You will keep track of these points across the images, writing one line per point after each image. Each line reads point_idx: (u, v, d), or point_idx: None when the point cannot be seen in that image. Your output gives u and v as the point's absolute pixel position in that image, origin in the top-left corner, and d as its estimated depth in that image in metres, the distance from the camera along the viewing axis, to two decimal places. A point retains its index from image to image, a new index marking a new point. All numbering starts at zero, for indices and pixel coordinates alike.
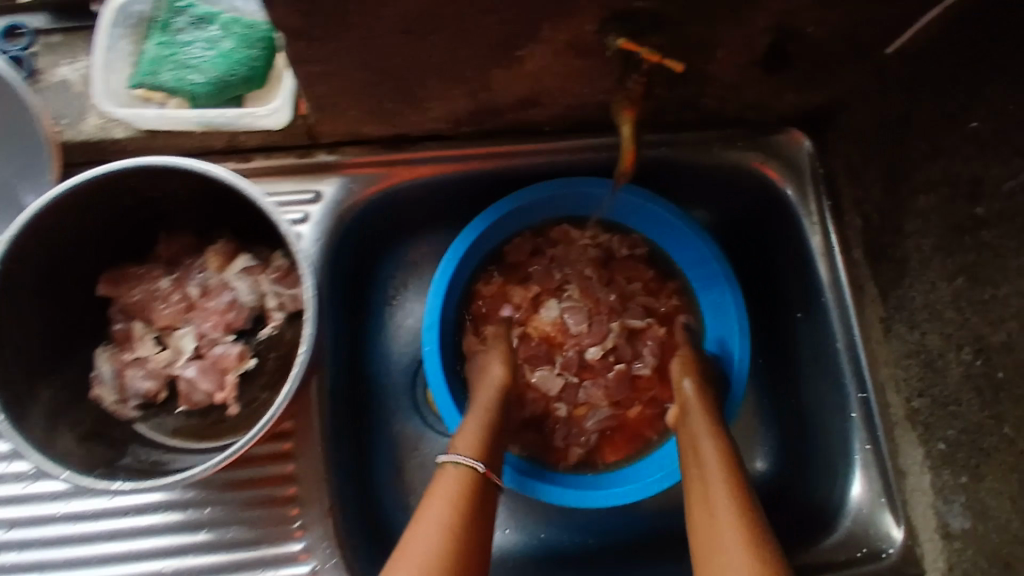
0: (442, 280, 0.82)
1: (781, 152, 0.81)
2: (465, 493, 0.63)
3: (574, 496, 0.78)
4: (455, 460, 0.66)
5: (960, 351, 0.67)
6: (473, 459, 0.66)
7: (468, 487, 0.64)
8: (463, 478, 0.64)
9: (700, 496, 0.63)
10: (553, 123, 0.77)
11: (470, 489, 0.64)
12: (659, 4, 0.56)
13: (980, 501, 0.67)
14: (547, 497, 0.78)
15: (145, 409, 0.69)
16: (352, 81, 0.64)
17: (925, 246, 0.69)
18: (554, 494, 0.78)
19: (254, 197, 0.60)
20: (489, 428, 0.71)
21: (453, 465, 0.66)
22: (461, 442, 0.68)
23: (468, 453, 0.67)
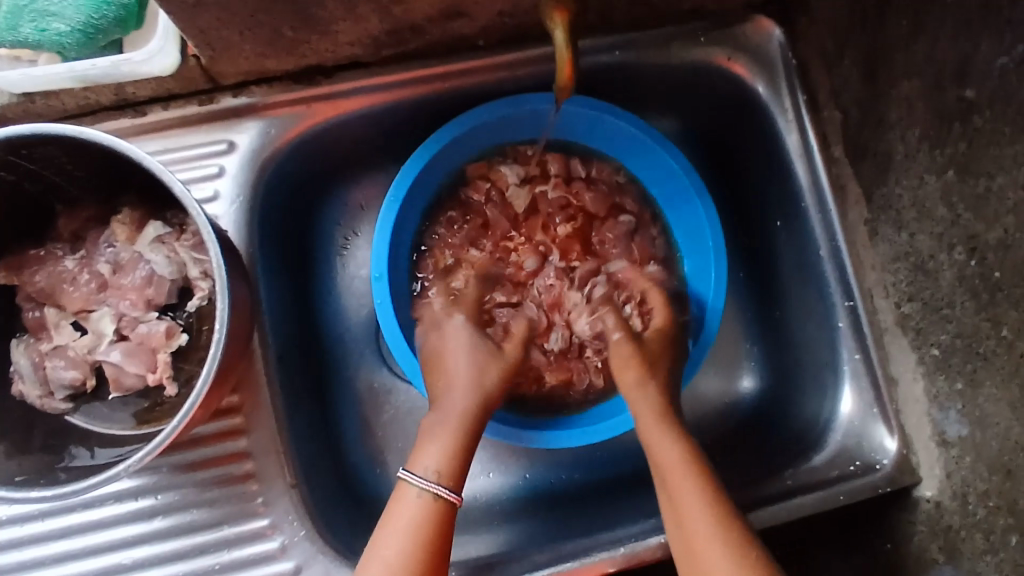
0: (388, 221, 0.73)
1: (748, 43, 0.73)
2: (422, 529, 0.58)
3: (560, 437, 0.72)
4: (434, 494, 0.60)
5: (952, 250, 0.60)
6: (438, 485, 0.60)
7: (432, 522, 0.59)
8: (427, 510, 0.59)
9: (673, 510, 0.60)
10: (488, 36, 0.68)
11: (439, 524, 0.59)
12: None
13: (978, 408, 0.61)
14: (540, 443, 0.72)
15: (74, 401, 0.64)
16: (235, 9, 0.55)
17: (910, 138, 0.62)
18: (546, 438, 0.72)
19: (140, 159, 0.53)
20: (462, 439, 0.64)
21: (416, 491, 0.60)
22: (431, 461, 0.62)
23: (436, 477, 0.61)
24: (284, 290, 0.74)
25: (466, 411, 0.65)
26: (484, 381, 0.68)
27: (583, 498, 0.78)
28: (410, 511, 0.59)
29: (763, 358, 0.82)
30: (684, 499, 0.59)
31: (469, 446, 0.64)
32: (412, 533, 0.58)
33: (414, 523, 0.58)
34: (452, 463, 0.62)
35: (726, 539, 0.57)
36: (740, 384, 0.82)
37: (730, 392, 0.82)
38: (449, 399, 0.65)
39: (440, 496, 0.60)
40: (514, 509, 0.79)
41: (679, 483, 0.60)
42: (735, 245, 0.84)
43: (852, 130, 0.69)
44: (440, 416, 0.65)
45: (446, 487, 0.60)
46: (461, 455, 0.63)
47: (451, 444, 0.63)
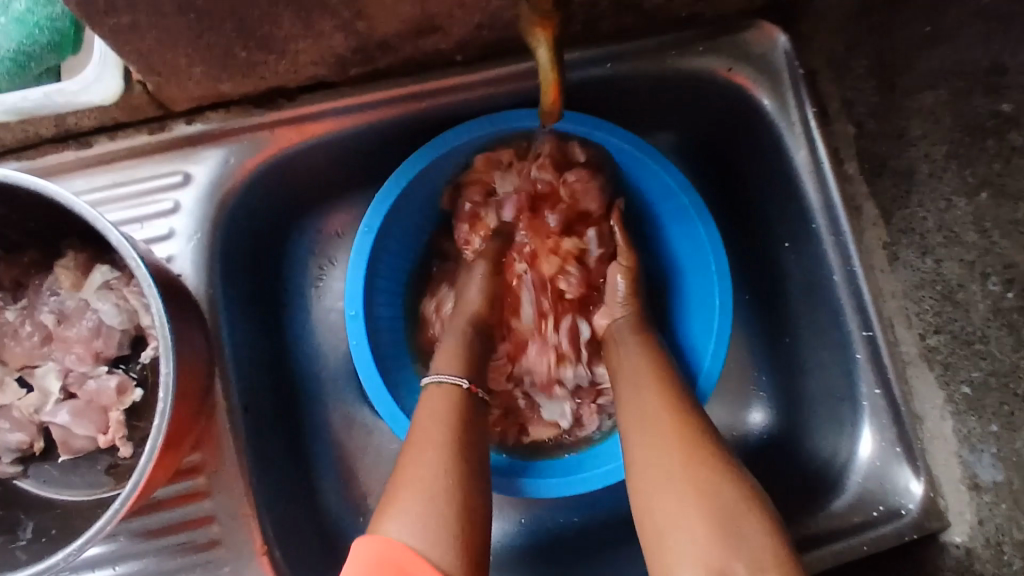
0: (363, 253, 0.68)
1: (752, 51, 0.66)
2: (451, 413, 0.57)
3: (556, 485, 0.66)
4: (454, 382, 0.60)
5: (985, 281, 0.55)
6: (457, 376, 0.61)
7: (455, 402, 0.58)
8: (447, 396, 0.59)
9: (632, 423, 0.57)
10: (466, 51, 0.62)
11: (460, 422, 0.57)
12: None
13: (1017, 452, 0.56)
14: (531, 492, 0.66)
15: (23, 463, 0.58)
16: (177, 30, 0.49)
17: (937, 155, 0.57)
18: (538, 487, 0.66)
19: (71, 204, 0.47)
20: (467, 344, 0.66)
21: (437, 383, 0.60)
22: (442, 361, 0.63)
23: (452, 371, 0.61)
24: (251, 333, 0.68)
25: (466, 327, 0.68)
26: (477, 298, 0.70)
27: (583, 545, 0.73)
28: (438, 400, 0.59)
29: (773, 390, 0.76)
30: (648, 410, 0.57)
31: (474, 349, 0.66)
32: (443, 416, 0.56)
33: (445, 409, 0.57)
34: (466, 364, 0.63)
35: (678, 428, 0.55)
36: (749, 417, 0.76)
37: (738, 425, 0.76)
38: (457, 319, 0.69)
39: (458, 384, 0.60)
40: (509, 559, 0.73)
41: (644, 396, 0.58)
42: (739, 266, 0.78)
43: (867, 145, 0.62)
44: (449, 332, 0.68)
45: (464, 377, 0.61)
46: (470, 354, 0.65)
47: (462, 351, 0.65)
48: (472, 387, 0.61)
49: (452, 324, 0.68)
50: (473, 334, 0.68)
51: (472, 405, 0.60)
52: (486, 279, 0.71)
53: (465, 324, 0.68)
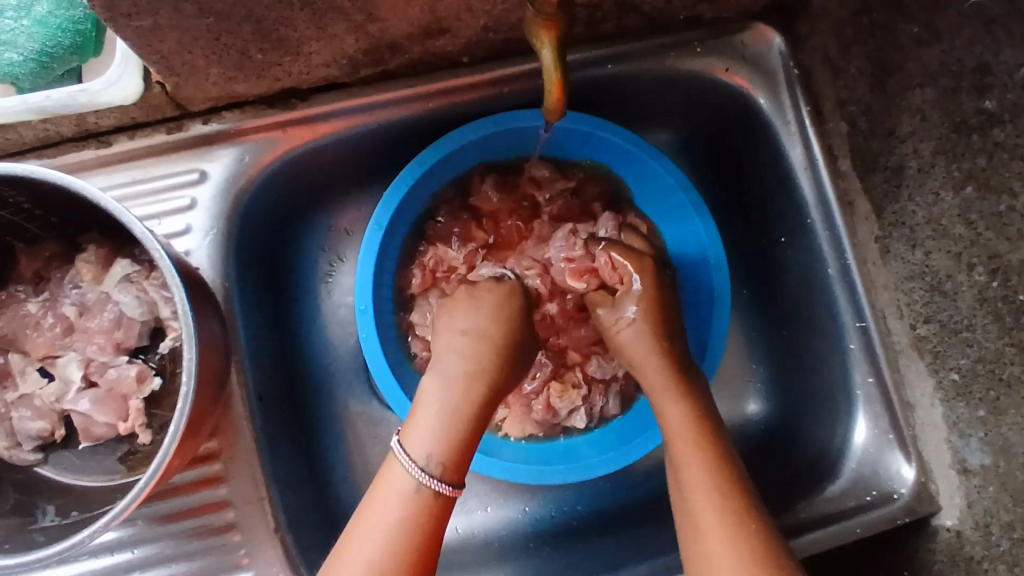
0: (371, 248, 0.70)
1: (747, 52, 0.69)
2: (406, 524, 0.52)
3: (574, 470, 0.68)
4: (433, 489, 0.53)
5: (971, 271, 0.58)
6: (434, 480, 0.53)
7: (414, 515, 0.52)
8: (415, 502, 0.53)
9: (683, 510, 0.55)
10: (472, 52, 0.64)
11: (431, 507, 0.53)
12: None
13: (1002, 437, 0.58)
14: (551, 479, 0.68)
15: (44, 450, 0.60)
16: (197, 33, 0.51)
17: (924, 150, 0.60)
18: (555, 473, 0.68)
19: (96, 198, 0.49)
20: (459, 425, 0.56)
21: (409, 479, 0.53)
22: (428, 447, 0.54)
23: (438, 470, 0.53)
24: (263, 326, 0.70)
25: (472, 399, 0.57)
26: (487, 368, 0.59)
27: (585, 531, 0.75)
28: (399, 504, 0.52)
29: (768, 380, 0.78)
30: (696, 501, 0.54)
31: (472, 432, 0.56)
32: (395, 534, 0.51)
33: (399, 519, 0.52)
34: (453, 455, 0.55)
35: (727, 513, 0.52)
36: (747, 408, 0.78)
37: (735, 415, 0.78)
38: (445, 381, 0.57)
39: (435, 491, 0.53)
40: (514, 545, 0.75)
41: (689, 477, 0.55)
42: (738, 262, 0.80)
43: (859, 141, 0.65)
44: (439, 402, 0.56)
45: (448, 484, 0.54)
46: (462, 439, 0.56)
47: (457, 437, 0.55)
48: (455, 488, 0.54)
49: (448, 385, 0.57)
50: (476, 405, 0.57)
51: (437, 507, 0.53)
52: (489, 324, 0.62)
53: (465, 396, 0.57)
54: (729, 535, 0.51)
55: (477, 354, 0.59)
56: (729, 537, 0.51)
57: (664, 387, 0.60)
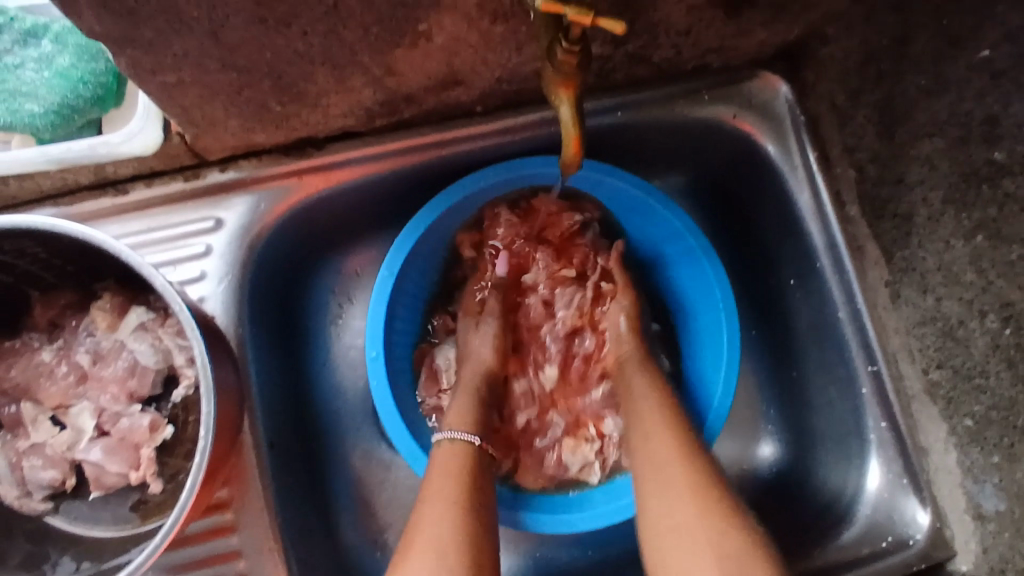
0: (382, 295, 0.70)
1: (753, 99, 0.70)
2: (466, 472, 0.60)
3: (603, 517, 0.68)
4: (464, 438, 0.63)
5: (983, 319, 0.58)
6: (467, 433, 0.64)
7: (468, 465, 0.61)
8: (466, 451, 0.62)
9: (643, 462, 0.59)
10: (485, 101, 0.65)
11: (478, 461, 0.62)
12: None
13: (1018, 483, 0.58)
14: (580, 525, 0.67)
15: (54, 500, 0.59)
16: (219, 87, 0.52)
17: (933, 199, 0.61)
18: (584, 520, 0.67)
19: (117, 250, 0.49)
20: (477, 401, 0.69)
21: (446, 442, 0.63)
22: (451, 418, 0.66)
23: (467, 428, 0.64)
24: (273, 372, 0.70)
25: (478, 385, 0.70)
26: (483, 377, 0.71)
27: None
28: (457, 454, 0.62)
29: (779, 423, 0.78)
30: (658, 451, 0.58)
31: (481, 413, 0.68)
32: (457, 470, 0.60)
33: (460, 469, 0.60)
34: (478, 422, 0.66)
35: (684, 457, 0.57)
36: (759, 452, 0.78)
37: (748, 459, 0.78)
38: (467, 377, 0.71)
39: (470, 440, 0.63)
40: None
41: (653, 438, 0.59)
42: (747, 302, 0.81)
43: (868, 188, 0.65)
44: (462, 389, 0.70)
45: (477, 435, 0.64)
46: (479, 416, 0.67)
47: (476, 410, 0.67)
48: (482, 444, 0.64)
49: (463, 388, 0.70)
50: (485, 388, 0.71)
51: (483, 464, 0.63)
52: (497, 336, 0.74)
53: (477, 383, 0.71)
54: (687, 476, 0.55)
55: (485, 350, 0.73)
56: (686, 476, 0.55)
57: (641, 377, 0.67)
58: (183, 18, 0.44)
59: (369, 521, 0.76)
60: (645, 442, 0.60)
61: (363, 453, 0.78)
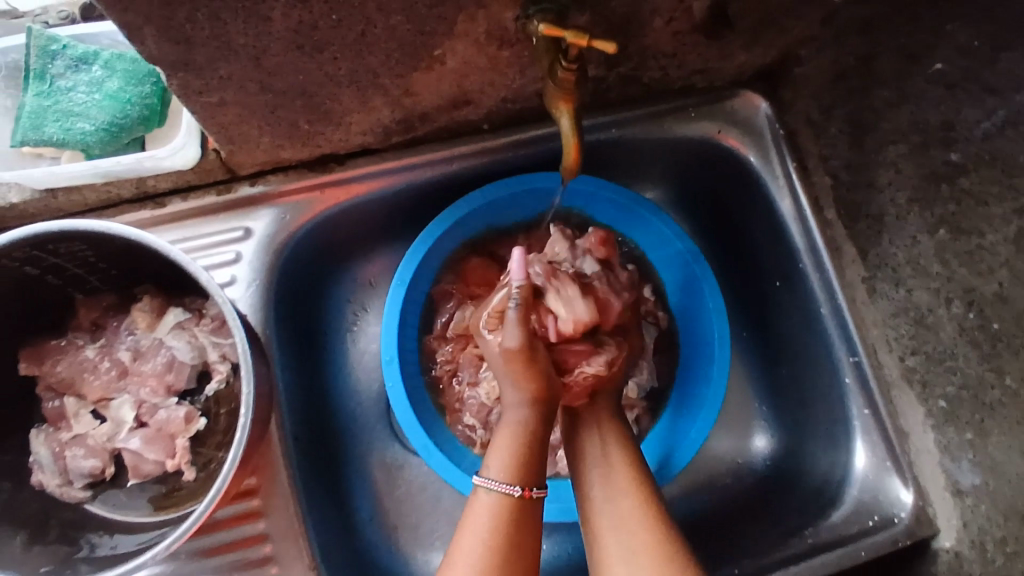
0: (395, 302, 0.76)
1: (736, 116, 0.77)
2: (502, 531, 0.58)
3: None
4: (504, 491, 0.60)
5: (950, 305, 0.63)
6: (507, 484, 0.60)
7: (503, 520, 0.59)
8: (502, 506, 0.59)
9: (611, 522, 0.60)
10: (491, 119, 0.72)
11: (514, 516, 0.59)
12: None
13: (989, 456, 0.63)
14: None
15: (92, 489, 0.64)
16: (256, 107, 0.59)
17: (900, 199, 0.66)
18: None
19: (167, 250, 0.54)
20: (528, 443, 0.62)
21: (485, 492, 0.60)
22: (497, 460, 0.61)
23: (503, 477, 0.60)
24: (293, 371, 0.75)
25: (528, 423, 0.63)
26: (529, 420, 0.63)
27: None
28: (489, 514, 0.59)
29: (772, 417, 0.83)
30: (626, 511, 0.60)
31: (533, 451, 0.62)
32: (488, 533, 0.58)
33: (498, 527, 0.58)
34: (523, 467, 0.61)
35: (653, 524, 0.59)
36: (753, 444, 0.83)
37: (744, 452, 0.83)
38: (512, 411, 0.64)
39: (508, 492, 0.60)
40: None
41: (623, 499, 0.61)
42: (737, 305, 0.86)
43: (842, 193, 0.71)
44: (506, 428, 0.63)
45: (516, 485, 0.60)
46: (528, 456, 0.62)
47: (523, 454, 0.62)
48: (525, 491, 0.60)
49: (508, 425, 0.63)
50: (538, 425, 0.63)
51: (525, 513, 0.60)
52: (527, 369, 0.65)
53: (523, 417, 0.63)
54: (655, 542, 0.58)
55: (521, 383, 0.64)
56: (656, 543, 0.58)
57: (611, 435, 0.66)
58: (232, 45, 0.50)
59: (386, 515, 0.80)
60: (617, 516, 0.60)
61: (378, 451, 0.83)
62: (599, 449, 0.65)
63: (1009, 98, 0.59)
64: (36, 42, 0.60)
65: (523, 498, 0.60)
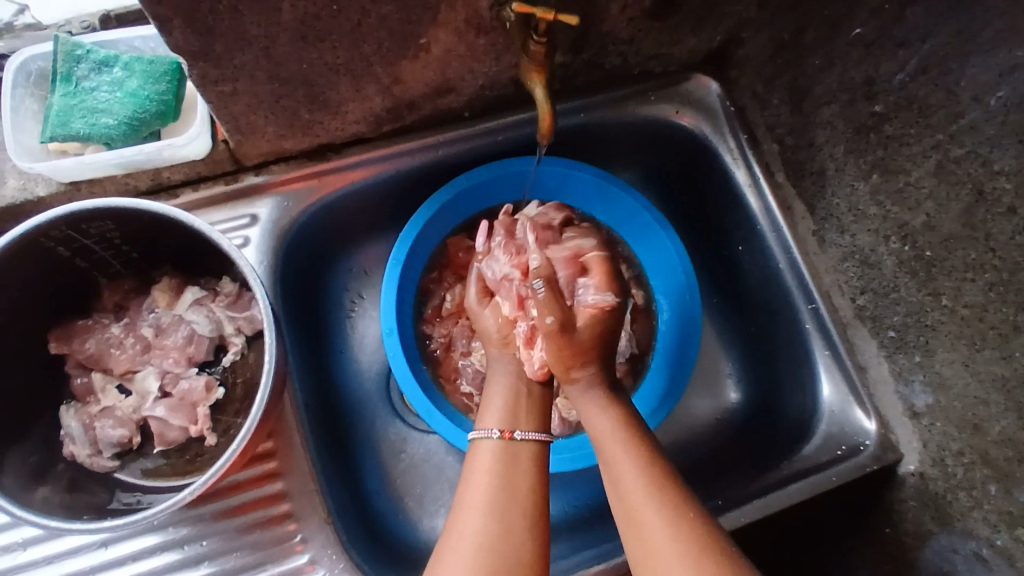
0: (393, 280, 0.82)
1: (691, 97, 0.86)
2: (497, 471, 0.65)
3: None
4: (489, 437, 0.68)
5: (888, 241, 0.71)
6: (491, 429, 0.68)
7: (500, 459, 0.66)
8: (495, 450, 0.67)
9: (624, 504, 0.60)
10: (471, 107, 0.79)
11: (508, 458, 0.66)
12: None
13: (937, 374, 0.69)
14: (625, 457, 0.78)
15: (120, 458, 0.68)
16: (264, 96, 0.66)
17: (837, 153, 0.74)
18: None
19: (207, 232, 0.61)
20: (513, 400, 0.72)
21: (479, 441, 0.68)
22: (484, 415, 0.70)
23: (487, 424, 0.69)
24: (299, 347, 0.80)
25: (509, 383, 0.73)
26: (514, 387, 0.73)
27: (598, 517, 0.84)
28: (485, 458, 0.66)
29: (742, 371, 0.90)
30: (632, 490, 0.60)
31: (514, 400, 0.72)
32: (487, 473, 0.64)
33: (494, 469, 0.65)
34: (507, 416, 0.70)
35: (662, 498, 0.59)
36: (727, 397, 0.90)
37: (721, 407, 0.90)
38: (499, 375, 0.74)
39: (493, 437, 0.67)
40: None
41: (631, 478, 0.61)
42: (706, 273, 0.94)
43: (789, 155, 0.81)
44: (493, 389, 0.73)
45: (494, 427, 0.68)
46: (513, 408, 0.71)
47: (503, 404, 0.71)
48: (506, 432, 0.68)
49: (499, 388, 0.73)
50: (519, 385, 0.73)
51: (512, 453, 0.66)
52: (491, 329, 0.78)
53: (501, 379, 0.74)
54: (667, 517, 0.57)
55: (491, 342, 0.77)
56: (667, 518, 0.57)
57: (608, 417, 0.67)
58: (246, 35, 0.57)
59: (392, 485, 0.85)
60: (628, 499, 0.60)
61: (380, 426, 0.88)
62: (599, 424, 0.66)
63: (916, 49, 0.63)
64: (63, 48, 0.67)
65: (501, 438, 0.67)
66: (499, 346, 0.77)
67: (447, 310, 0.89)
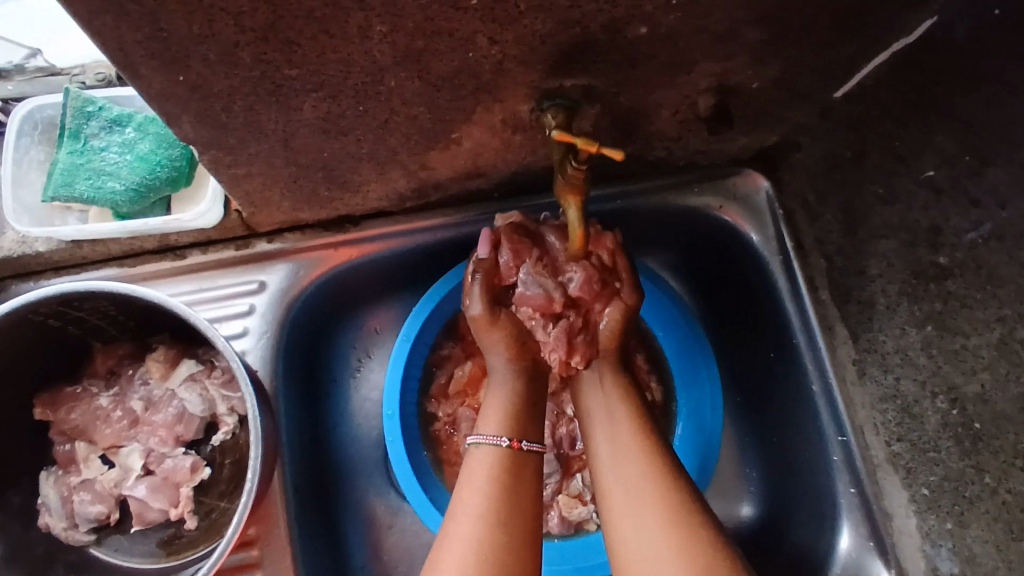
0: (399, 359, 0.78)
1: (737, 193, 0.79)
2: (498, 477, 0.61)
3: None
4: (495, 443, 0.63)
5: (934, 399, 0.65)
6: (497, 436, 0.63)
7: (500, 468, 0.61)
8: (496, 457, 0.62)
9: (622, 483, 0.60)
10: (501, 188, 0.74)
11: (507, 467, 0.62)
12: (614, 91, 0.58)
13: (967, 547, 0.63)
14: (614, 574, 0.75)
15: (97, 532, 0.66)
16: (280, 178, 0.61)
17: (890, 291, 0.68)
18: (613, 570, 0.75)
19: (187, 315, 0.56)
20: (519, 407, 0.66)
21: (477, 447, 0.63)
22: (486, 421, 0.65)
23: (493, 431, 0.64)
24: (299, 418, 0.76)
25: (518, 390, 0.67)
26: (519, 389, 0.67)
27: None
28: (484, 464, 0.62)
29: (759, 485, 0.85)
30: (630, 468, 0.61)
31: (522, 408, 0.66)
32: (486, 476, 0.61)
33: (492, 477, 0.61)
34: (513, 423, 0.65)
35: (662, 486, 0.59)
36: (740, 511, 0.85)
37: (730, 515, 0.86)
38: (501, 379, 0.68)
39: (495, 444, 0.63)
40: None
41: (627, 457, 0.61)
42: (728, 373, 0.89)
43: (836, 277, 0.73)
44: (495, 395, 0.67)
45: (504, 435, 0.63)
46: (519, 416, 0.65)
47: (510, 411, 0.65)
48: (514, 441, 0.63)
49: (498, 391, 0.67)
50: (527, 391, 0.68)
51: (519, 463, 0.62)
52: (501, 329, 0.68)
53: (509, 379, 0.68)
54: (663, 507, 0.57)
55: (504, 339, 0.68)
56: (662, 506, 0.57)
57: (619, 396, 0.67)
58: (262, 129, 0.53)
59: (379, 562, 0.81)
60: (636, 487, 0.59)
61: (371, 497, 0.83)
62: (605, 410, 0.66)
63: (992, 212, 0.60)
64: (74, 103, 0.63)
65: (510, 448, 0.62)
66: (510, 354, 0.68)
67: (454, 391, 0.85)
